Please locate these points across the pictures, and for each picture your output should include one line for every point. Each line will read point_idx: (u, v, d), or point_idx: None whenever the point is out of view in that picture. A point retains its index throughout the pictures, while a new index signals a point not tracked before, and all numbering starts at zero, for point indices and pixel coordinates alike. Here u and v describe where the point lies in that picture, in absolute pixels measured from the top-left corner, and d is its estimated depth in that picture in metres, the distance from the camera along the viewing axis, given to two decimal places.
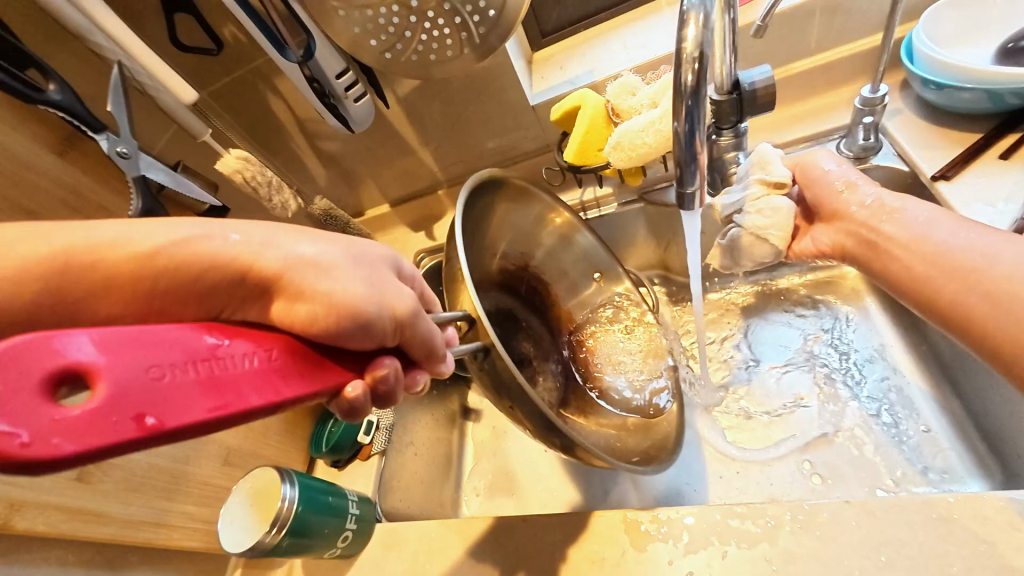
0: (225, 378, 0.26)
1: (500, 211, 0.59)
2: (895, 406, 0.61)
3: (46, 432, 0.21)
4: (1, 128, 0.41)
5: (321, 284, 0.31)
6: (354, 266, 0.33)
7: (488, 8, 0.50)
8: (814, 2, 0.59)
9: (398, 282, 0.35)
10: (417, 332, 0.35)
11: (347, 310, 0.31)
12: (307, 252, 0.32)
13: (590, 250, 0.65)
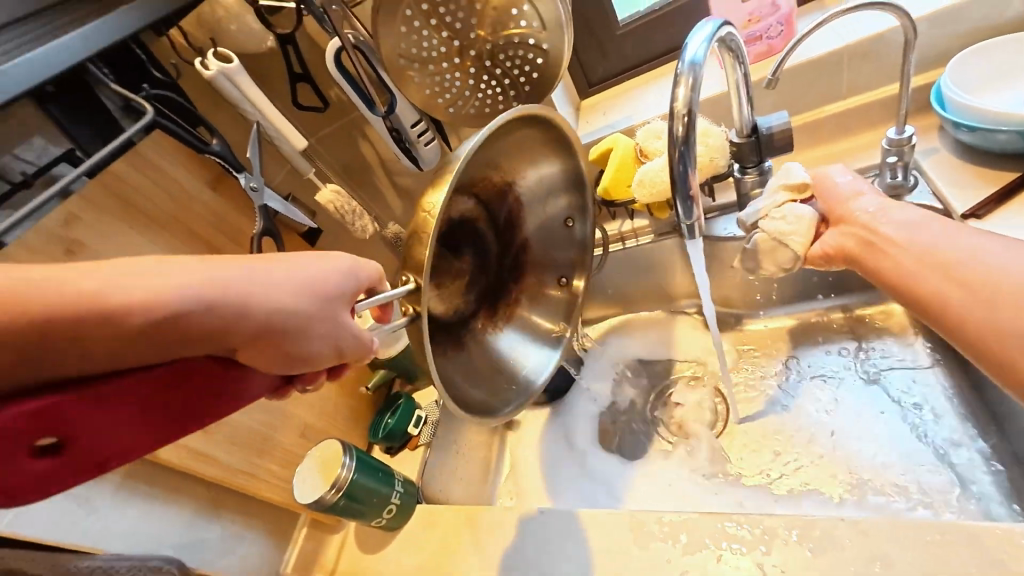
0: (167, 420, 0.33)
1: (527, 143, 0.56)
2: (930, 434, 0.60)
3: (26, 488, 0.28)
4: (180, 170, 0.58)
5: (265, 339, 0.35)
6: (297, 317, 0.36)
7: (532, 71, 0.64)
8: (841, 51, 0.63)
9: (337, 322, 0.39)
10: (351, 357, 0.41)
11: (291, 355, 0.37)
12: (283, 306, 0.35)
13: (569, 235, 0.62)
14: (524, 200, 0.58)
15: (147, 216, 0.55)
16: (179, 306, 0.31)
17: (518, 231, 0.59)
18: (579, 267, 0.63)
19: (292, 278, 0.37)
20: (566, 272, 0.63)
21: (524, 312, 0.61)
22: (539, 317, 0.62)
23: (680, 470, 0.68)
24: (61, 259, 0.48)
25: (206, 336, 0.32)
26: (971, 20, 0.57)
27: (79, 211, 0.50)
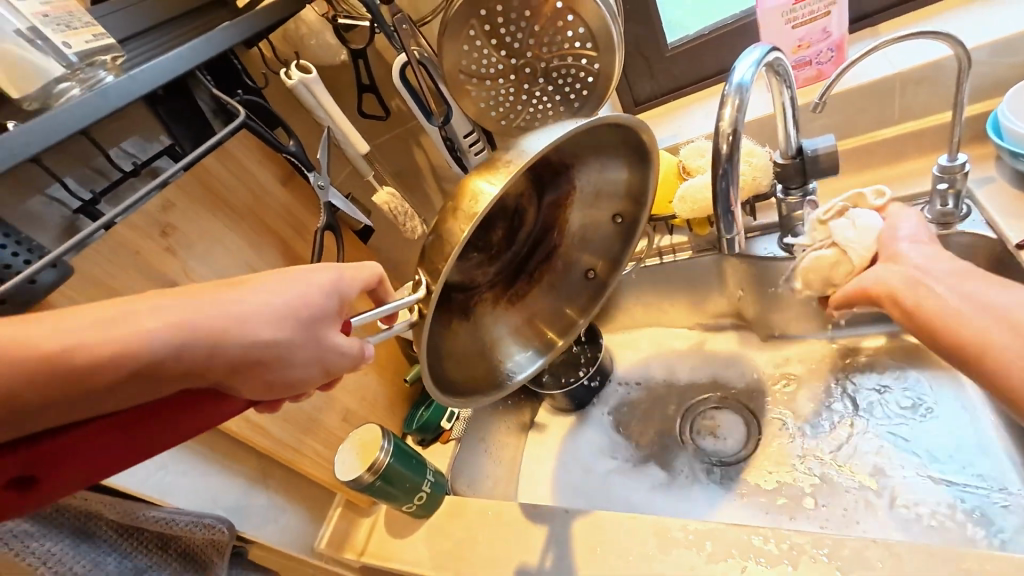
0: (136, 454, 0.34)
1: (604, 140, 0.53)
2: (972, 469, 0.59)
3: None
4: (259, 167, 0.65)
5: (247, 366, 0.35)
6: (280, 343, 0.36)
7: (582, 89, 0.68)
8: (893, 78, 0.63)
9: (323, 345, 0.39)
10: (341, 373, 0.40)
11: (275, 381, 0.37)
12: (259, 339, 0.35)
13: (605, 243, 0.59)
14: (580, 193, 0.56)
15: (228, 207, 0.62)
16: (156, 351, 0.31)
17: (560, 219, 0.57)
18: (602, 276, 0.60)
19: (270, 305, 0.36)
20: (590, 273, 0.60)
21: (535, 307, 0.59)
22: (545, 320, 0.59)
23: (706, 486, 0.68)
24: (158, 239, 0.54)
25: (184, 373, 0.33)
26: None
27: (174, 198, 0.56)
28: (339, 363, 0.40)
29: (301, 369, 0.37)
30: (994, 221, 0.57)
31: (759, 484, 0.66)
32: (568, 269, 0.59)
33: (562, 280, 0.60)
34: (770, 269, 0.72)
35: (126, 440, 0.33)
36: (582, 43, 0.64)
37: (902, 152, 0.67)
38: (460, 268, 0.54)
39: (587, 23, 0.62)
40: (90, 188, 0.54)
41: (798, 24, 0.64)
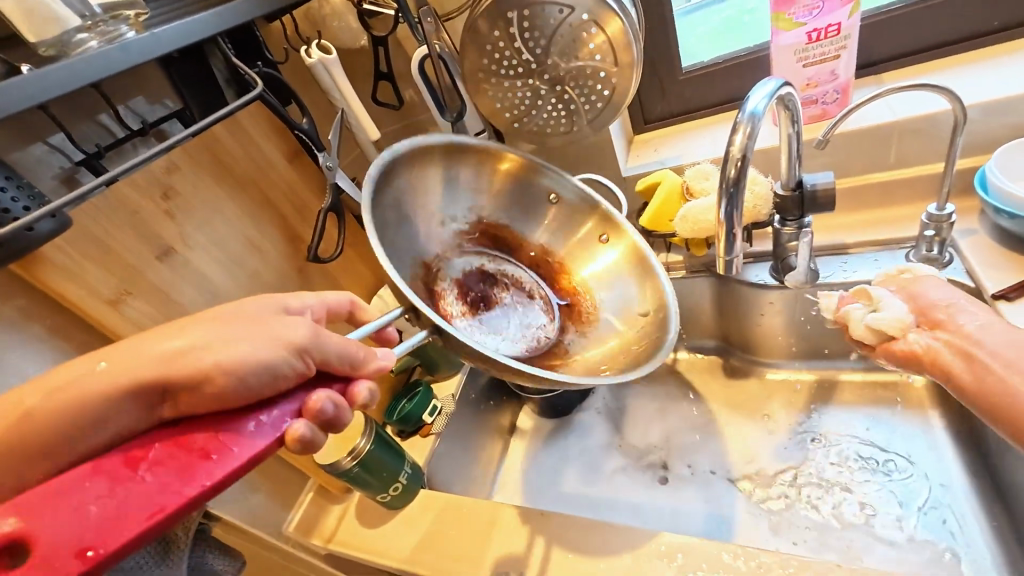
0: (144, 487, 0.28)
1: (436, 163, 0.59)
2: (935, 505, 0.61)
3: None
4: (268, 141, 0.65)
5: (207, 360, 0.32)
6: (231, 334, 0.34)
7: (598, 101, 0.68)
8: (892, 126, 0.66)
9: (283, 321, 0.36)
10: (324, 351, 0.36)
11: (240, 370, 0.33)
12: (210, 335, 0.34)
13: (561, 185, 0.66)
14: (484, 211, 0.64)
15: (233, 177, 0.61)
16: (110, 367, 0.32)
17: (511, 244, 0.65)
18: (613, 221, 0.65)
19: (220, 313, 0.36)
20: (598, 231, 0.66)
21: (593, 283, 0.64)
22: (604, 269, 0.65)
23: (678, 501, 0.69)
24: (158, 202, 0.53)
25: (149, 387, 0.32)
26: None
27: (179, 162, 0.55)
28: (324, 346, 0.36)
29: (277, 360, 0.34)
30: (975, 272, 0.59)
31: (736, 504, 0.67)
32: (592, 254, 0.66)
33: (585, 246, 0.66)
34: (760, 296, 0.74)
35: (127, 481, 0.28)
36: (603, 56, 0.63)
37: (895, 197, 0.70)
38: (525, 344, 0.57)
39: (611, 37, 0.62)
40: (94, 142, 0.53)
41: (809, 63, 0.66)
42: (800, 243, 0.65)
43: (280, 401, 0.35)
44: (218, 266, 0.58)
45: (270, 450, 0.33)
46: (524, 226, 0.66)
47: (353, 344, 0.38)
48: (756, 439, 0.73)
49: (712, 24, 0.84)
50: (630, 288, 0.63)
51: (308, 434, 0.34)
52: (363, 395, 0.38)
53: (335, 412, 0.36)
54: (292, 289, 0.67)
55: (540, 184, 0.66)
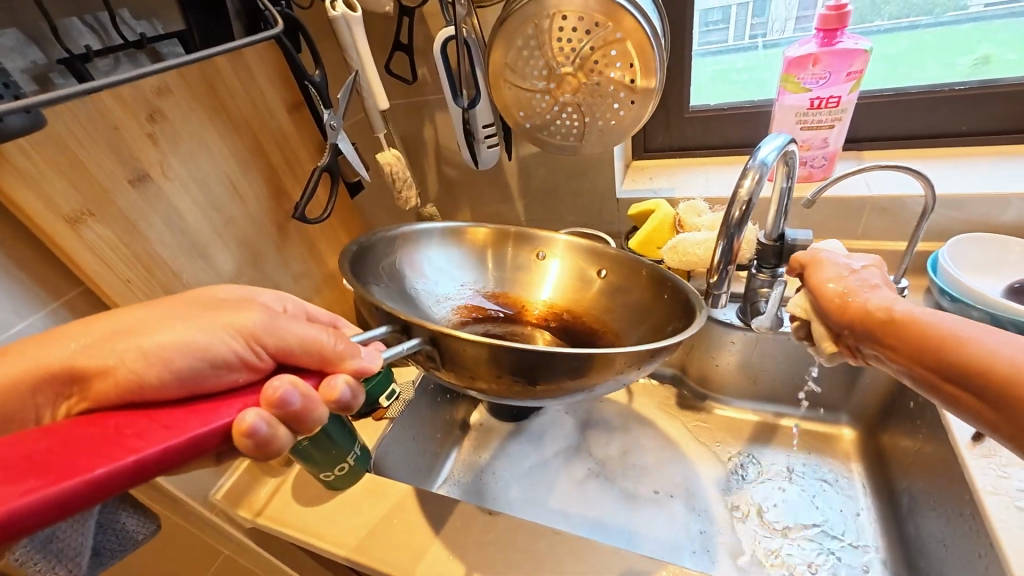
0: (50, 462, 0.28)
1: (394, 266, 0.61)
2: (842, 537, 0.67)
3: None
4: (272, 86, 0.61)
5: (157, 340, 0.38)
6: (185, 321, 0.40)
7: (611, 119, 0.68)
8: (865, 202, 0.71)
9: (237, 310, 0.40)
10: (276, 336, 0.38)
11: (185, 349, 0.38)
12: (169, 320, 0.40)
13: (529, 233, 0.67)
14: (468, 259, 0.66)
15: (226, 113, 0.57)
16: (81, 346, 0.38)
17: (500, 284, 0.66)
18: (611, 249, 0.64)
19: (180, 303, 0.42)
20: (595, 260, 0.65)
21: (598, 296, 0.64)
22: (604, 282, 0.64)
23: (636, 523, 0.70)
24: (142, 122, 0.49)
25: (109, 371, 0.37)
26: (978, 212, 0.67)
27: (173, 86, 0.51)
28: (278, 333, 0.38)
29: (225, 345, 0.38)
30: None
31: (677, 520, 0.70)
32: (602, 286, 0.64)
33: (582, 270, 0.66)
34: (725, 333, 0.78)
35: (52, 454, 0.29)
36: (624, 75, 0.63)
37: None
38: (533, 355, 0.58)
39: (633, 59, 0.62)
40: (82, 43, 0.48)
41: (805, 127, 0.71)
42: (771, 290, 0.69)
43: (241, 394, 0.36)
44: (194, 205, 0.54)
45: (210, 444, 0.33)
46: (521, 276, 0.67)
47: (303, 331, 0.38)
48: (695, 465, 0.77)
49: (703, 75, 0.85)
50: (632, 294, 0.62)
51: (260, 426, 0.34)
52: (337, 388, 0.37)
53: (299, 404, 0.36)
54: (267, 244, 0.63)
55: (512, 231, 0.67)
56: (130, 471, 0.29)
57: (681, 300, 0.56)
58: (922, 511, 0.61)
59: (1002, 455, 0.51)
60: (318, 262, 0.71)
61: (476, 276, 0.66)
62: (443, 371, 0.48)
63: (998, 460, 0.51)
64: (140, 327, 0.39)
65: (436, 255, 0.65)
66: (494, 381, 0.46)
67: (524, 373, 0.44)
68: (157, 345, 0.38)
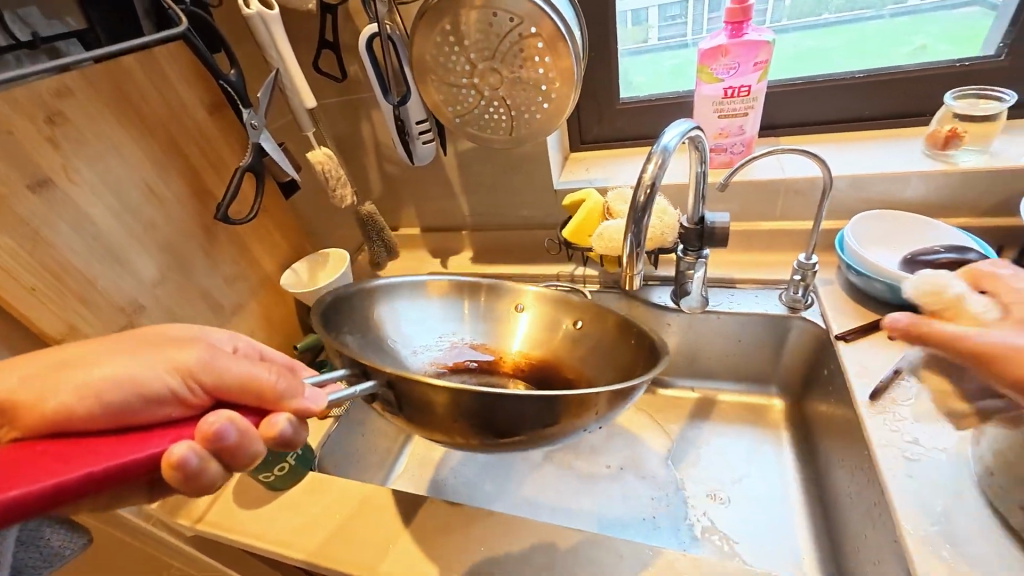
0: None
1: (367, 324, 0.60)
2: (774, 500, 0.71)
3: None
4: (188, 85, 0.61)
5: (90, 376, 0.37)
6: (123, 359, 0.38)
7: (537, 112, 0.69)
8: (779, 185, 0.76)
9: (178, 349, 0.39)
10: (211, 375, 0.36)
11: (113, 387, 0.36)
12: (109, 356, 0.39)
13: (498, 285, 0.67)
14: (438, 313, 0.66)
15: (138, 116, 0.56)
16: None
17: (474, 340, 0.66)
18: (581, 300, 0.64)
19: (120, 341, 0.40)
20: (568, 312, 0.65)
21: (571, 343, 0.64)
22: (577, 331, 0.64)
23: (592, 504, 0.73)
24: (39, 125, 0.47)
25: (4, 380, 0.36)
26: (879, 190, 0.72)
27: (73, 86, 0.50)
28: (214, 371, 0.37)
29: (162, 380, 0.36)
30: (827, 316, 0.70)
31: (626, 492, 0.74)
32: (575, 337, 0.64)
33: (553, 318, 0.65)
34: (658, 316, 0.82)
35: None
36: (543, 68, 0.64)
37: (779, 244, 0.80)
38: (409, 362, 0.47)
39: (550, 53, 0.63)
40: None
41: (722, 115, 0.75)
42: (695, 271, 0.74)
43: (178, 426, 0.35)
44: (106, 209, 0.52)
45: (135, 473, 0.31)
46: (494, 327, 0.66)
47: (239, 370, 0.37)
48: (641, 442, 0.80)
49: (662, 68, 0.89)
50: (603, 340, 0.62)
51: (192, 460, 0.32)
52: (279, 425, 0.36)
53: (236, 439, 0.34)
54: (191, 247, 0.62)
55: (484, 285, 0.67)
56: (47, 493, 0.28)
57: (647, 344, 0.57)
58: (836, 469, 0.66)
59: (894, 411, 0.56)
60: (249, 263, 0.70)
61: (450, 327, 0.66)
62: (400, 417, 0.47)
63: (892, 416, 0.56)
64: (79, 361, 0.39)
65: (409, 309, 0.64)
66: (463, 436, 0.45)
67: (485, 421, 0.43)
68: (89, 379, 0.36)
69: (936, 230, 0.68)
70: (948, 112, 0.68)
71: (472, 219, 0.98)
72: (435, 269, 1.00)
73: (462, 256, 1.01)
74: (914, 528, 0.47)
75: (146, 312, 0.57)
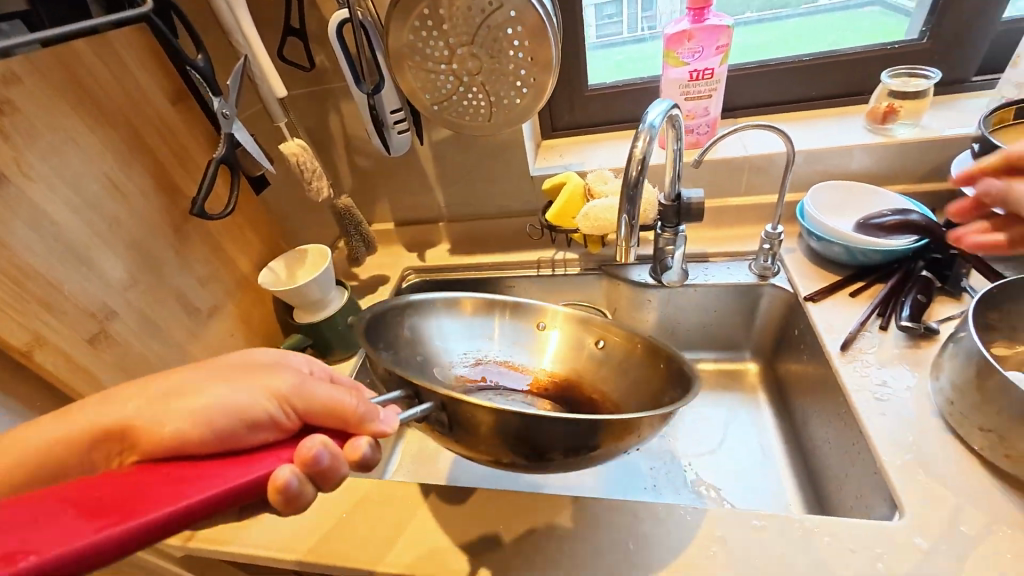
0: (105, 504, 0.26)
1: (399, 339, 0.63)
2: (758, 455, 0.76)
3: None
4: (147, 72, 0.56)
5: (180, 404, 0.34)
6: (211, 383, 0.36)
7: (515, 98, 0.70)
8: (742, 162, 0.81)
9: (269, 372, 0.36)
10: (305, 397, 0.34)
11: (206, 414, 0.33)
12: (194, 380, 0.36)
13: (528, 304, 0.70)
14: (468, 331, 0.69)
15: (96, 105, 0.51)
16: None
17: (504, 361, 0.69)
18: (602, 320, 0.66)
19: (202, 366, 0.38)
20: (592, 330, 0.67)
21: (597, 365, 0.67)
22: (603, 351, 0.66)
23: (593, 478, 0.75)
24: None
25: None
26: (831, 162, 0.79)
27: (20, 72, 0.45)
28: (304, 395, 0.34)
29: (256, 404, 0.34)
30: (793, 280, 0.76)
31: (623, 461, 0.77)
32: (599, 357, 0.67)
33: (581, 338, 0.68)
34: (643, 293, 0.86)
35: (95, 498, 0.27)
36: (522, 52, 0.65)
37: (745, 218, 0.86)
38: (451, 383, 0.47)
39: (528, 36, 0.63)
40: None
41: (689, 98, 0.79)
42: (675, 247, 0.77)
43: (273, 449, 0.33)
44: (67, 206, 0.48)
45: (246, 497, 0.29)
46: (522, 345, 0.70)
47: (323, 392, 0.35)
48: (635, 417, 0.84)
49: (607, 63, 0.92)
50: (627, 361, 0.64)
51: (292, 486, 0.30)
52: (360, 448, 0.34)
53: (330, 463, 0.32)
54: (161, 246, 0.58)
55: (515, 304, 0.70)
56: (183, 515, 0.27)
57: (670, 367, 0.60)
58: (812, 419, 0.72)
59: (862, 358, 0.62)
60: (224, 261, 0.67)
61: (479, 343, 0.69)
62: (449, 437, 0.49)
63: (860, 363, 0.62)
64: (168, 390, 0.35)
65: (442, 326, 0.68)
66: (502, 455, 0.48)
67: (528, 441, 0.46)
68: (181, 407, 0.34)
69: (884, 196, 0.75)
70: (885, 89, 0.75)
71: (449, 210, 0.98)
72: (414, 263, 0.99)
73: (440, 248, 1.01)
74: (892, 460, 0.52)
75: (118, 318, 0.52)
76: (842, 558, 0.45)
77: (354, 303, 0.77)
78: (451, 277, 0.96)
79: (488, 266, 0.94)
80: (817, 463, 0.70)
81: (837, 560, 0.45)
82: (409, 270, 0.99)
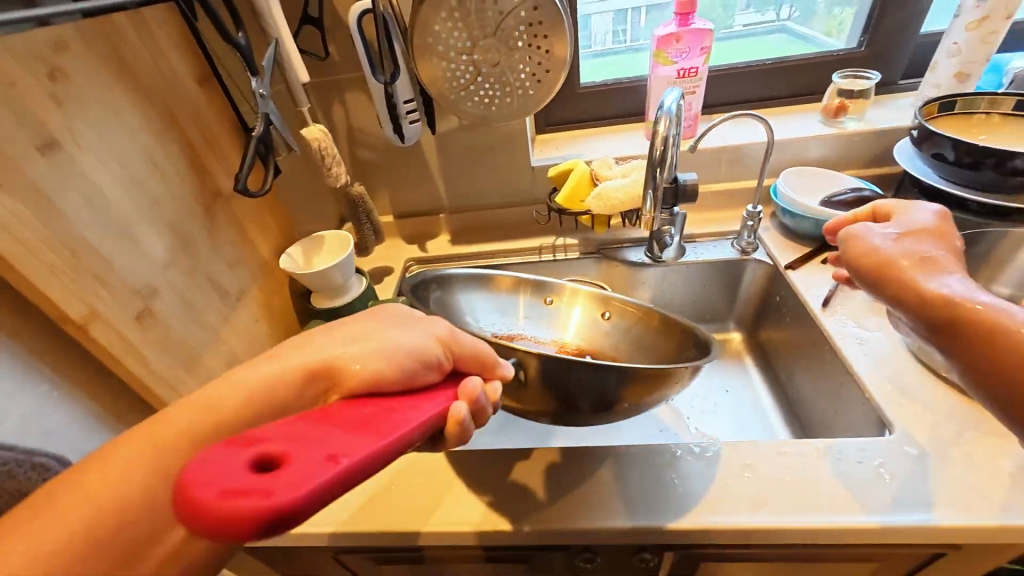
0: (363, 425, 0.27)
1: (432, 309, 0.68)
2: (751, 410, 0.85)
3: (275, 487, 0.21)
4: (180, 50, 0.56)
5: (361, 349, 0.35)
6: (371, 334, 0.37)
7: (529, 90, 0.75)
8: (722, 152, 0.91)
9: (416, 325, 0.39)
10: (460, 346, 0.38)
11: (389, 354, 0.34)
12: (351, 331, 0.37)
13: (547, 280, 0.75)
14: (495, 306, 0.74)
15: (136, 79, 0.50)
16: None
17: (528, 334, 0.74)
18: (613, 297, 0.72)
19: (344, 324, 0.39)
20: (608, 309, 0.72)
21: (614, 336, 0.71)
22: (619, 323, 0.71)
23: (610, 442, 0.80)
24: (42, 80, 0.41)
25: None
26: (795, 151, 0.90)
27: (71, 40, 0.44)
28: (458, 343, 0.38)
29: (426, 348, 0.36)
30: (772, 253, 0.86)
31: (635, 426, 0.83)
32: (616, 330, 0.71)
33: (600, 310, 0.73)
34: (639, 273, 0.93)
35: (350, 419, 0.27)
36: (540, 45, 0.70)
37: (724, 203, 0.96)
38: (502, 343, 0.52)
39: (546, 31, 0.69)
40: None
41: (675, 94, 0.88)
42: (672, 226, 0.85)
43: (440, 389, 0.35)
44: (113, 178, 0.47)
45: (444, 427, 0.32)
46: (544, 320, 0.75)
47: (468, 341, 0.38)
48: None
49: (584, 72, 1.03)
50: (644, 332, 0.69)
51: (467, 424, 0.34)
52: (497, 390, 0.39)
53: (483, 404, 0.36)
54: (194, 225, 0.57)
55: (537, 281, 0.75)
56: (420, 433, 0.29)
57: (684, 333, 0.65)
58: (795, 373, 0.82)
59: (840, 313, 0.72)
60: (247, 245, 0.66)
61: (506, 317, 0.74)
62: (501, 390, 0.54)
63: (838, 315, 0.72)
64: (334, 342, 0.36)
65: (470, 301, 0.73)
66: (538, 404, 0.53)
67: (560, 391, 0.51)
68: (362, 351, 0.34)
69: (841, 179, 0.87)
70: (835, 88, 0.88)
71: (450, 201, 1.01)
72: (415, 254, 1.00)
73: (440, 239, 1.03)
74: (876, 390, 0.61)
75: (160, 296, 0.51)
76: (853, 468, 0.53)
77: (373, 290, 0.78)
78: (455, 265, 0.99)
79: (490, 253, 0.98)
80: (804, 411, 0.80)
81: (850, 470, 0.53)
82: (411, 261, 1.00)
